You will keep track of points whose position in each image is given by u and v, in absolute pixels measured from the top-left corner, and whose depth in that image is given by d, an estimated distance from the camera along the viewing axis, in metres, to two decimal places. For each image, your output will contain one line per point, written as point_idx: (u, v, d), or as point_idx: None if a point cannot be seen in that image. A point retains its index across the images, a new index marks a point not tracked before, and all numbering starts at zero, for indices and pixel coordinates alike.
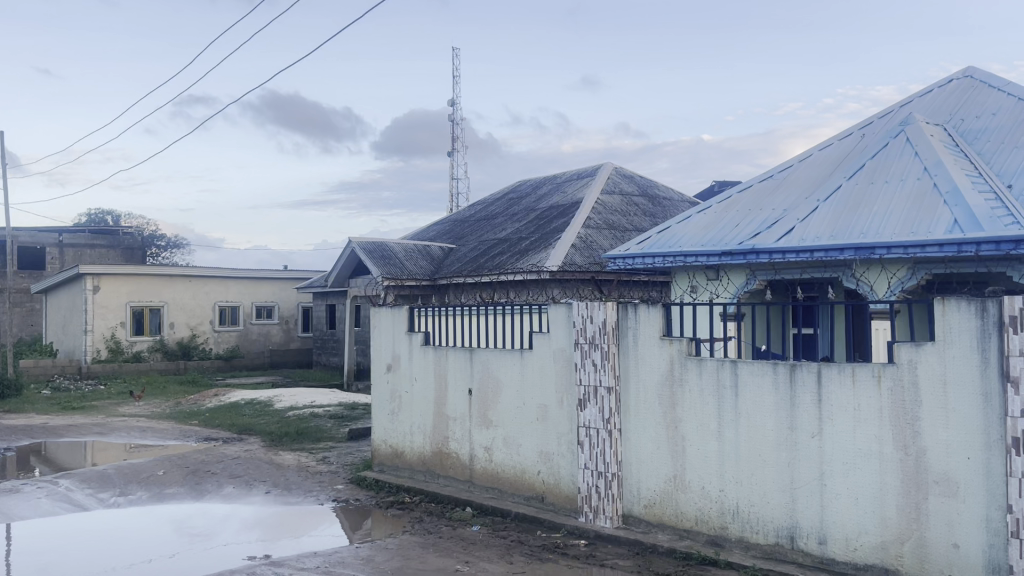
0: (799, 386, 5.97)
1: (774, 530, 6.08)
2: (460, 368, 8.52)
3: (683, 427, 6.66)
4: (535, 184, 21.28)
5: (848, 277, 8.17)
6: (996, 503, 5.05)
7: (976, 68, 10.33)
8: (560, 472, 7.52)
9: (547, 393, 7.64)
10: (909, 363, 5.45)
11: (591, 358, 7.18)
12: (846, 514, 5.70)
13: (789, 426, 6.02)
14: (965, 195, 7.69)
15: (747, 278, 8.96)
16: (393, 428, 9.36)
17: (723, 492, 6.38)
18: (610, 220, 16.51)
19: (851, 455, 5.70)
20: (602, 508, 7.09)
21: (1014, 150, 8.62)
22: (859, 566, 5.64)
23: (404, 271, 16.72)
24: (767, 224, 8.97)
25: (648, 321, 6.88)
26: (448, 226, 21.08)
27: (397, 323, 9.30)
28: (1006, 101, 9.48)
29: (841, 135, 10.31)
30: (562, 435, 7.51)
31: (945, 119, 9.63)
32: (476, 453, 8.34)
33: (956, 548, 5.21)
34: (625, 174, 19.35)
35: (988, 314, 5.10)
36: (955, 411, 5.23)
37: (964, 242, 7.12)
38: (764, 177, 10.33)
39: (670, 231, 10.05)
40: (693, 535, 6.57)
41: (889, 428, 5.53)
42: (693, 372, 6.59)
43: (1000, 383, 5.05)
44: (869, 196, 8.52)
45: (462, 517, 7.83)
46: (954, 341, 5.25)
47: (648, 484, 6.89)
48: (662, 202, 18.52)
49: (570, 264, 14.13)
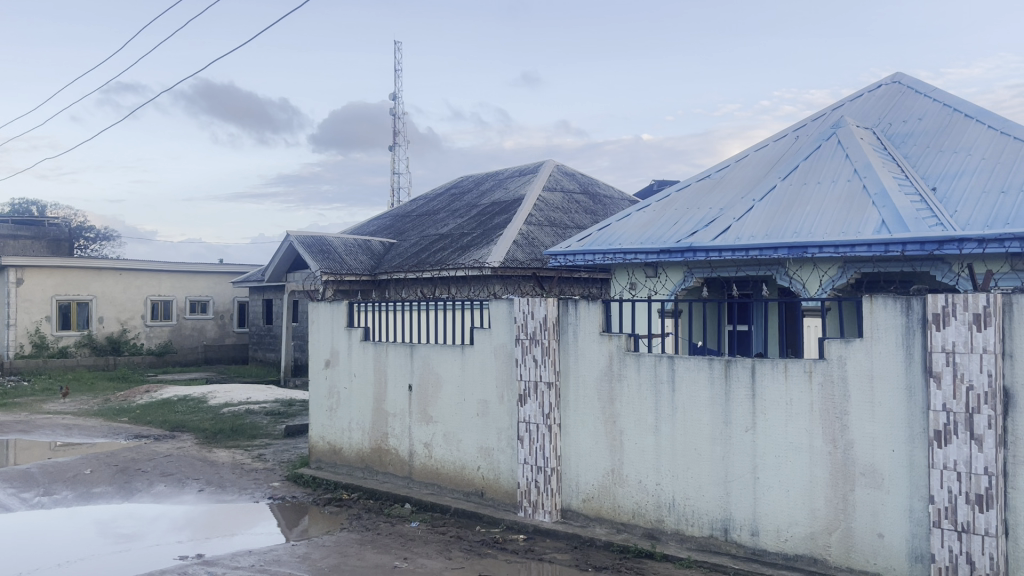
0: (733, 381, 6.09)
1: (709, 522, 6.20)
2: (400, 364, 8.47)
3: (621, 422, 6.74)
4: (477, 180, 21.26)
5: (782, 275, 8.37)
6: (919, 494, 5.26)
7: (904, 73, 10.69)
8: (500, 467, 7.54)
9: (488, 388, 7.64)
10: (838, 359, 5.60)
11: (532, 354, 7.20)
12: (778, 506, 5.85)
13: (724, 420, 6.14)
14: (893, 197, 7.95)
15: (685, 275, 9.13)
16: (331, 424, 9.26)
17: (660, 486, 6.48)
18: (551, 217, 16.60)
19: (782, 449, 5.85)
20: (541, 503, 7.13)
21: (938, 154, 8.94)
22: (789, 557, 5.80)
23: (344, 266, 16.54)
24: (705, 222, 9.14)
25: (588, 317, 6.94)
26: (389, 221, 20.93)
27: (335, 318, 9.19)
28: (932, 107, 9.82)
29: (775, 137, 10.56)
30: (502, 430, 7.52)
31: (874, 123, 9.94)
32: (416, 449, 8.31)
33: (881, 538, 5.40)
34: (567, 171, 19.47)
35: (913, 311, 5.29)
36: (881, 405, 5.41)
37: (891, 242, 7.36)
38: (702, 177, 10.52)
39: (610, 229, 10.14)
40: (629, 528, 6.66)
41: (819, 423, 5.68)
42: (632, 367, 6.67)
43: (924, 377, 5.24)
44: (802, 196, 8.75)
45: (401, 514, 7.79)
46: (881, 338, 5.42)
47: (587, 478, 6.96)
48: (601, 199, 18.72)
49: (511, 260, 14.17)
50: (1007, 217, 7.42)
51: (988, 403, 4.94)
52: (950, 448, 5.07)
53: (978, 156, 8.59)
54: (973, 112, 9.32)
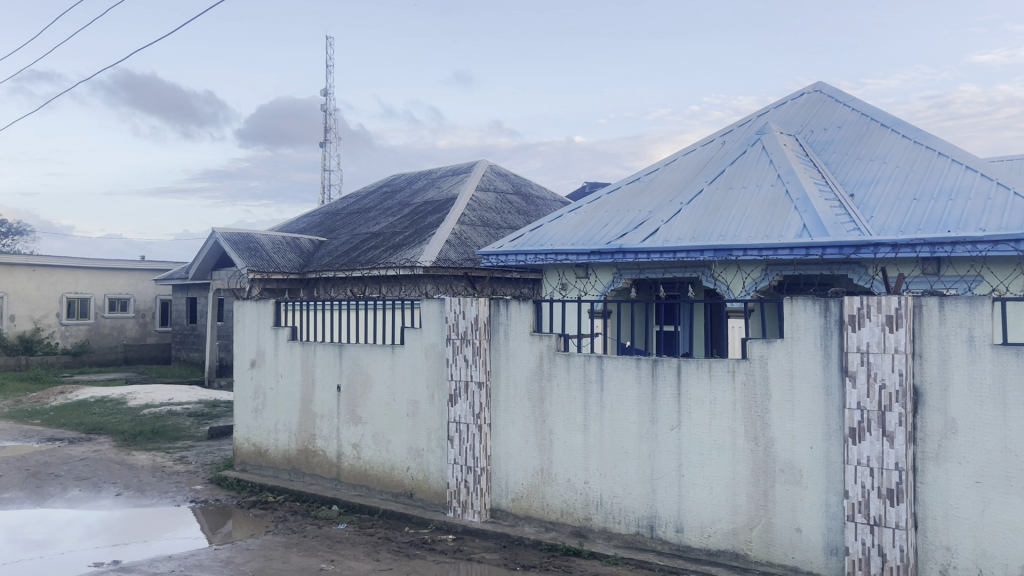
0: (659, 381, 6.20)
1: (635, 520, 6.31)
2: (328, 364, 8.36)
3: (551, 421, 6.80)
4: (409, 178, 21.12)
5: (708, 277, 8.56)
6: (834, 490, 5.44)
7: (825, 83, 11.06)
8: (430, 467, 7.51)
9: (418, 388, 7.61)
10: (760, 359, 5.76)
11: (462, 353, 7.20)
12: (701, 503, 5.99)
13: (650, 419, 6.25)
14: (814, 202, 8.21)
15: (614, 277, 9.25)
16: (257, 425, 9.08)
17: (588, 484, 6.55)
18: (484, 217, 16.61)
19: (706, 447, 5.98)
20: (470, 503, 7.13)
21: (857, 161, 9.28)
22: (712, 552, 5.93)
23: (271, 264, 16.22)
24: (634, 225, 9.28)
25: (519, 316, 6.98)
26: (319, 218, 20.61)
27: (262, 316, 9.01)
28: (851, 116, 10.18)
29: (703, 142, 10.80)
30: (432, 430, 7.49)
31: (797, 130, 10.25)
32: (344, 450, 8.21)
33: (799, 533, 5.57)
34: (500, 171, 19.50)
35: (831, 312, 5.48)
36: (799, 403, 5.59)
37: (811, 246, 7.60)
38: (632, 180, 10.68)
39: (541, 229, 10.21)
40: (558, 527, 6.73)
41: (741, 421, 5.84)
42: (562, 367, 6.73)
43: (840, 376, 5.43)
44: (727, 200, 8.97)
45: (328, 516, 7.70)
46: (800, 338, 5.59)
47: (516, 478, 7.00)
48: (534, 200, 18.83)
49: (443, 259, 14.09)
50: (919, 223, 7.74)
51: (899, 401, 5.15)
52: (864, 445, 5.27)
53: (893, 164, 8.94)
54: (888, 122, 9.70)
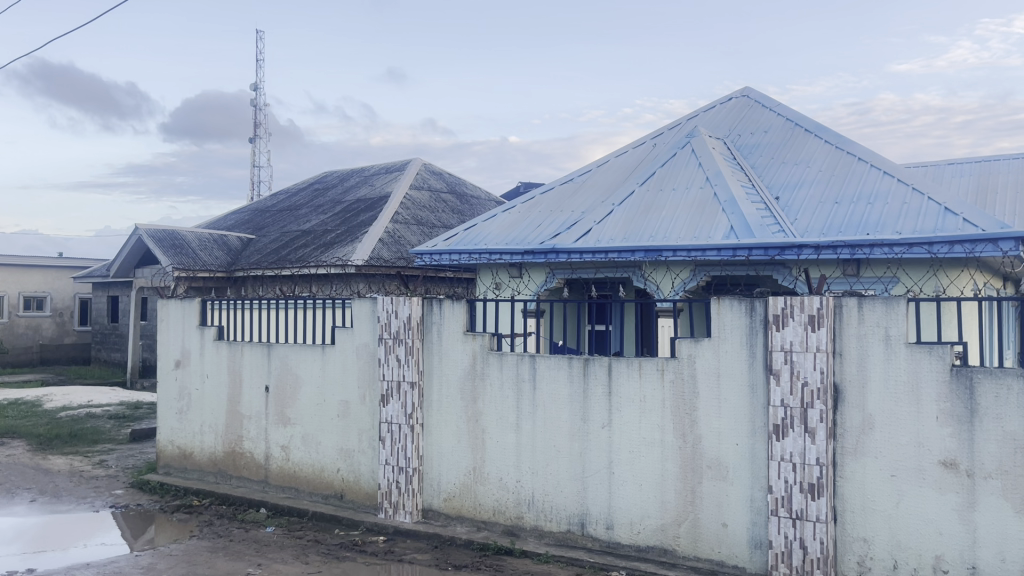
0: (591, 379, 6.27)
1: (566, 518, 6.36)
2: (256, 364, 8.19)
3: (483, 420, 6.80)
4: (341, 175, 20.83)
5: (638, 277, 8.68)
6: (759, 485, 5.59)
7: (752, 88, 11.34)
8: (360, 469, 7.42)
9: (349, 388, 7.51)
10: (688, 357, 5.87)
11: (395, 353, 7.13)
12: (631, 500, 6.07)
13: (581, 418, 6.31)
14: (741, 205, 8.41)
15: (547, 276, 9.30)
16: (181, 428, 8.84)
17: (520, 483, 6.58)
18: (418, 216, 16.51)
19: (636, 444, 6.07)
20: (402, 504, 7.08)
21: (782, 165, 9.54)
22: (641, 548, 6.02)
23: (197, 262, 15.80)
24: (567, 225, 9.36)
25: (452, 316, 6.96)
26: (249, 215, 20.19)
27: (186, 315, 8.76)
28: (777, 121, 10.47)
29: (635, 144, 10.95)
30: (363, 431, 7.41)
31: (725, 134, 10.48)
32: (272, 452, 8.05)
33: (725, 528, 5.70)
34: (434, 170, 19.40)
35: (756, 312, 5.61)
36: (726, 401, 5.72)
37: (738, 247, 7.82)
38: (565, 180, 10.76)
39: (475, 229, 10.21)
40: (489, 526, 6.73)
41: (670, 418, 5.94)
42: (494, 366, 6.74)
43: (765, 375, 5.57)
44: (658, 202, 9.11)
45: (256, 519, 7.54)
46: (727, 338, 5.72)
47: (448, 478, 6.98)
48: (469, 199, 18.80)
49: (375, 257, 13.94)
50: (840, 226, 8.01)
51: (821, 398, 5.32)
52: (787, 441, 5.42)
53: (815, 169, 9.22)
54: (812, 127, 10.00)
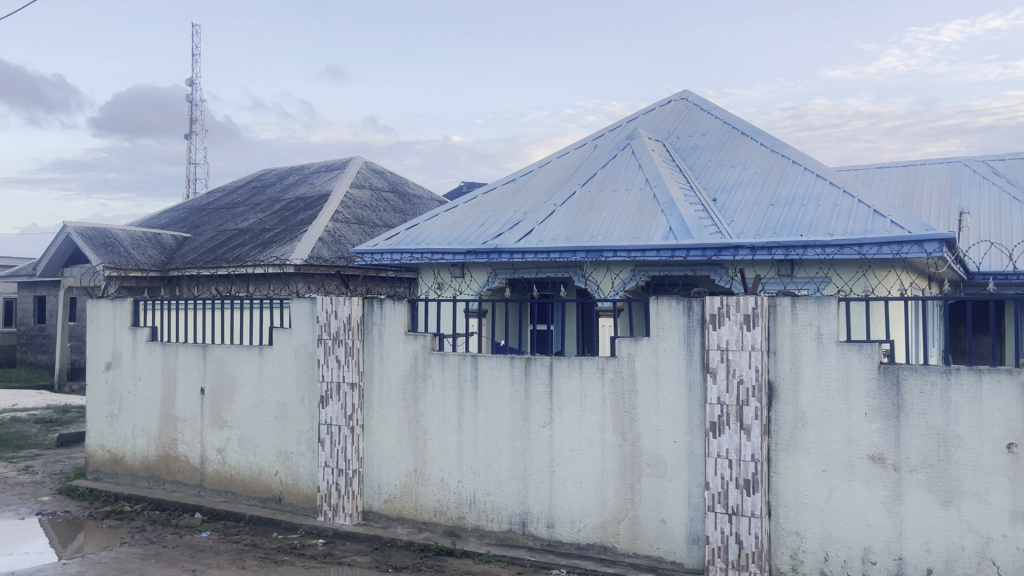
0: (532, 379, 6.29)
1: (508, 517, 6.38)
2: (191, 366, 8.00)
3: (425, 421, 6.77)
4: (280, 173, 20.49)
5: (579, 277, 8.76)
6: (696, 481, 5.68)
7: (691, 91, 11.52)
8: (299, 471, 7.32)
9: (288, 390, 7.40)
10: (627, 356, 5.94)
11: (334, 354, 7.04)
12: (572, 498, 6.12)
13: (523, 418, 6.33)
14: (680, 206, 8.55)
15: (489, 276, 9.31)
16: (112, 431, 8.59)
17: (461, 483, 6.57)
18: (359, 215, 16.36)
19: (577, 443, 6.12)
20: (341, 506, 6.99)
21: (719, 167, 9.73)
22: (581, 546, 6.07)
23: (129, 261, 15.36)
24: (509, 225, 9.38)
25: (393, 316, 6.90)
26: (184, 213, 19.72)
27: (118, 315, 8.51)
28: (714, 124, 10.66)
29: (576, 145, 11.04)
30: (302, 433, 7.31)
31: (665, 136, 10.64)
32: (208, 455, 7.89)
33: (664, 524, 5.79)
34: (375, 169, 19.23)
35: (693, 311, 5.70)
36: (665, 399, 5.80)
37: (677, 248, 7.94)
38: (507, 180, 10.78)
39: (417, 228, 10.15)
40: (431, 527, 6.71)
41: (610, 417, 6.00)
42: (436, 367, 6.71)
43: (702, 373, 5.67)
44: (599, 203, 9.20)
45: (190, 524, 7.37)
46: (665, 337, 5.80)
47: (389, 479, 6.93)
48: (411, 199, 18.69)
49: (314, 256, 13.78)
50: (774, 227, 8.20)
51: (755, 396, 5.44)
52: (723, 438, 5.53)
53: (751, 171, 9.42)
54: (748, 131, 10.21)
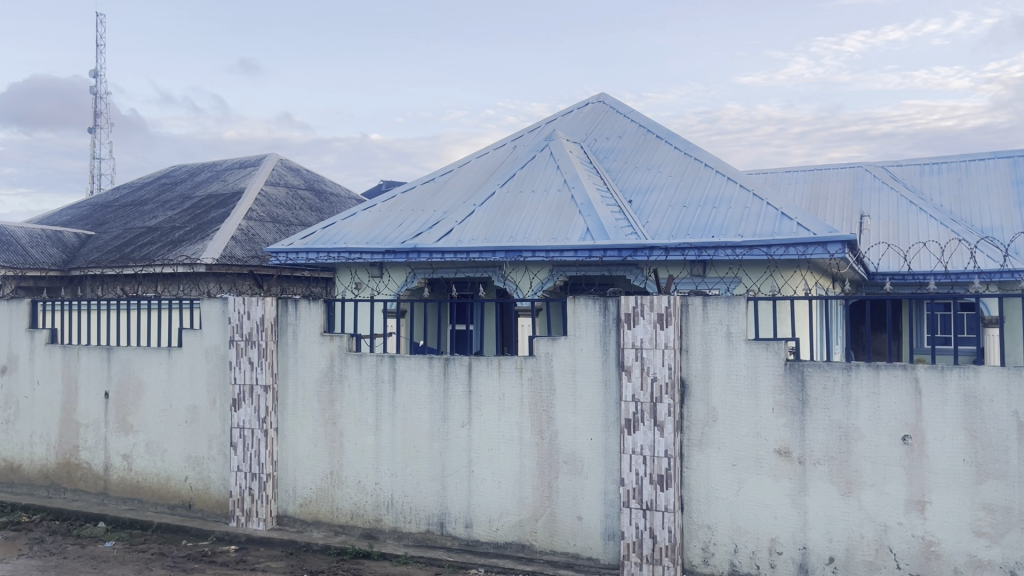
0: (451, 379, 6.28)
1: (426, 518, 6.35)
2: (94, 370, 7.68)
3: (341, 423, 6.68)
4: (190, 170, 19.87)
5: (498, 277, 8.80)
6: (612, 478, 5.78)
7: (608, 94, 11.70)
8: (209, 476, 7.12)
9: (197, 393, 7.18)
10: (545, 355, 5.99)
11: (247, 355, 6.87)
12: (490, 497, 6.14)
13: (441, 418, 6.31)
14: (597, 207, 8.67)
15: (407, 276, 9.25)
16: (8, 439, 8.17)
17: (378, 485, 6.51)
18: (274, 213, 16.01)
19: (495, 442, 6.14)
20: (255, 511, 6.83)
21: (635, 169, 9.91)
22: (499, 544, 6.10)
23: (27, 260, 14.62)
24: (428, 224, 9.34)
25: (308, 316, 6.78)
26: (87, 210, 18.92)
27: (15, 317, 8.12)
28: (630, 127, 10.85)
29: (495, 145, 11.08)
30: (213, 437, 7.10)
31: (582, 138, 10.77)
32: (112, 461, 7.59)
33: (580, 521, 5.87)
34: (291, 166, 18.85)
35: (609, 310, 5.79)
36: (581, 397, 5.88)
37: (594, 248, 8.06)
38: (427, 179, 10.73)
39: (333, 227, 10.01)
40: (348, 530, 6.62)
41: (528, 415, 6.04)
42: (352, 368, 6.63)
43: (617, 371, 5.76)
44: (517, 203, 9.26)
45: (93, 533, 7.07)
46: (583, 335, 5.88)
47: (304, 483, 6.80)
48: (327, 197, 18.40)
49: (227, 256, 13.35)
50: (687, 229, 8.41)
51: (668, 393, 5.56)
52: (638, 434, 5.64)
53: (665, 173, 9.64)
54: (662, 134, 10.44)
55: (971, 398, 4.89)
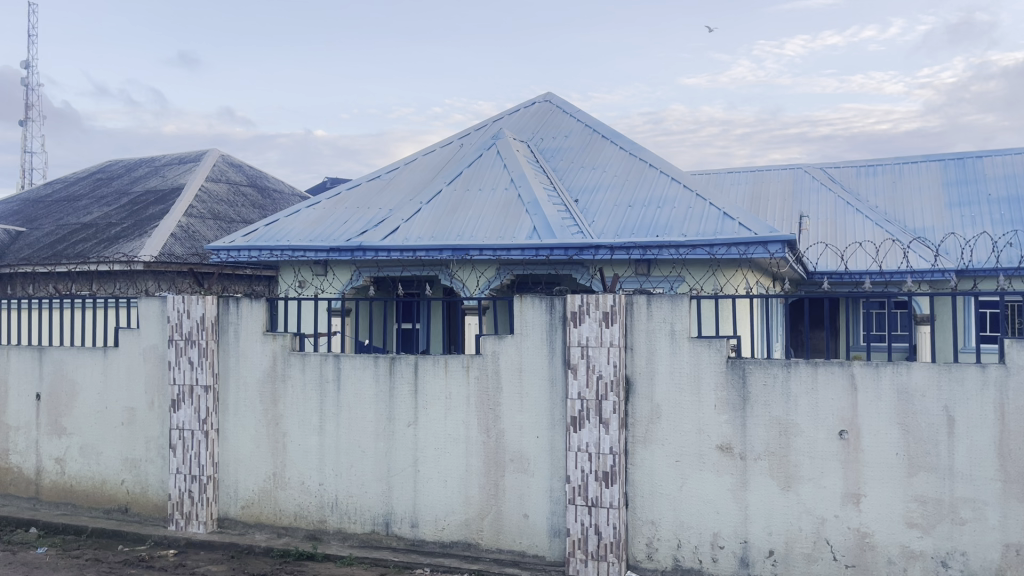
0: (397, 378, 6.23)
1: (371, 518, 6.30)
2: (25, 371, 7.43)
3: (284, 423, 6.57)
4: (127, 165, 19.34)
5: (445, 275, 8.76)
6: (558, 475, 5.81)
7: (554, 94, 11.75)
8: (147, 479, 6.94)
9: (135, 394, 6.99)
10: (492, 354, 5.98)
11: (187, 356, 6.71)
12: (436, 497, 6.11)
13: (387, 417, 6.26)
14: (543, 206, 8.70)
15: (352, 275, 9.15)
16: None
17: (323, 486, 6.43)
18: (215, 210, 15.69)
19: (442, 441, 6.11)
20: (195, 514, 6.67)
21: (581, 168, 9.98)
22: (445, 544, 6.08)
23: None
24: (374, 222, 9.25)
25: (250, 315, 6.66)
26: (18, 206, 18.27)
27: None
28: (577, 126, 10.92)
29: (441, 143, 11.03)
30: (151, 439, 6.93)
31: (529, 137, 10.80)
32: (44, 465, 7.35)
33: (526, 518, 5.88)
34: (233, 162, 18.51)
35: (555, 309, 5.81)
36: (527, 395, 5.89)
37: (540, 247, 8.09)
38: (372, 177, 10.63)
39: (277, 225, 9.84)
40: (291, 532, 6.52)
41: (475, 414, 6.03)
42: (296, 367, 6.53)
43: (563, 369, 5.79)
44: (464, 201, 9.24)
45: (24, 540, 6.83)
46: (529, 334, 5.89)
47: (247, 484, 6.68)
48: (270, 194, 18.13)
49: (165, 253, 13.21)
50: (632, 228, 8.50)
51: (613, 390, 5.60)
52: (584, 432, 5.67)
53: (611, 173, 9.72)
54: (608, 134, 10.52)
55: (904, 393, 5.04)
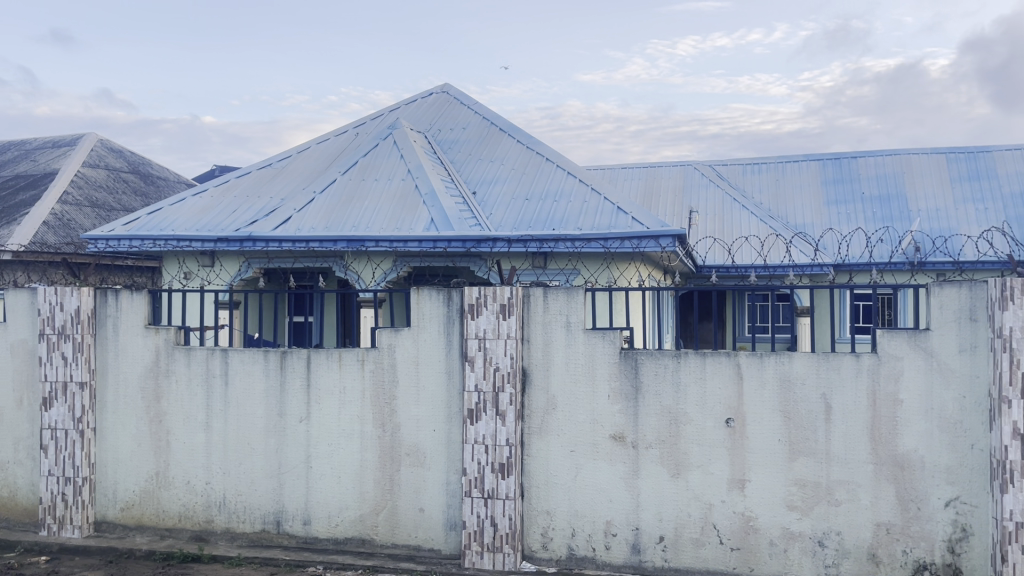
0: (288, 372, 6.06)
1: (261, 517, 6.11)
2: None
3: (168, 420, 6.29)
4: None
5: (340, 267, 8.60)
6: (454, 469, 5.78)
7: (451, 85, 11.69)
8: (16, 482, 6.51)
9: (2, 392, 6.55)
10: (388, 346, 5.89)
11: (60, 351, 6.32)
12: (329, 493, 5.99)
13: (278, 413, 6.08)
14: (441, 198, 8.65)
15: (241, 266, 8.85)
16: None
17: (209, 485, 6.20)
18: (92, 197, 14.88)
19: (335, 436, 5.99)
20: (69, 518, 6.30)
21: (478, 160, 9.96)
22: (339, 540, 5.97)
23: None
24: (265, 212, 8.96)
25: (130, 308, 6.32)
26: None
27: None
28: (474, 118, 10.90)
29: (336, 132, 10.79)
30: (20, 439, 6.51)
31: (425, 129, 10.71)
32: None
33: (422, 512, 5.84)
34: (113, 147, 17.59)
35: (453, 301, 5.77)
36: (424, 388, 5.84)
37: (438, 239, 8.04)
38: (263, 165, 10.30)
39: (161, 213, 9.40)
40: (175, 533, 6.25)
41: (370, 408, 5.93)
42: (181, 362, 6.25)
43: (460, 361, 5.76)
44: (359, 191, 9.07)
45: None
46: (426, 326, 5.83)
47: (127, 485, 6.36)
48: (154, 182, 17.35)
49: (37, 241, 12.44)
50: (529, 221, 8.55)
51: (510, 382, 5.63)
52: (480, 424, 5.67)
53: (508, 166, 9.75)
54: (505, 127, 10.55)
55: (787, 381, 5.27)
